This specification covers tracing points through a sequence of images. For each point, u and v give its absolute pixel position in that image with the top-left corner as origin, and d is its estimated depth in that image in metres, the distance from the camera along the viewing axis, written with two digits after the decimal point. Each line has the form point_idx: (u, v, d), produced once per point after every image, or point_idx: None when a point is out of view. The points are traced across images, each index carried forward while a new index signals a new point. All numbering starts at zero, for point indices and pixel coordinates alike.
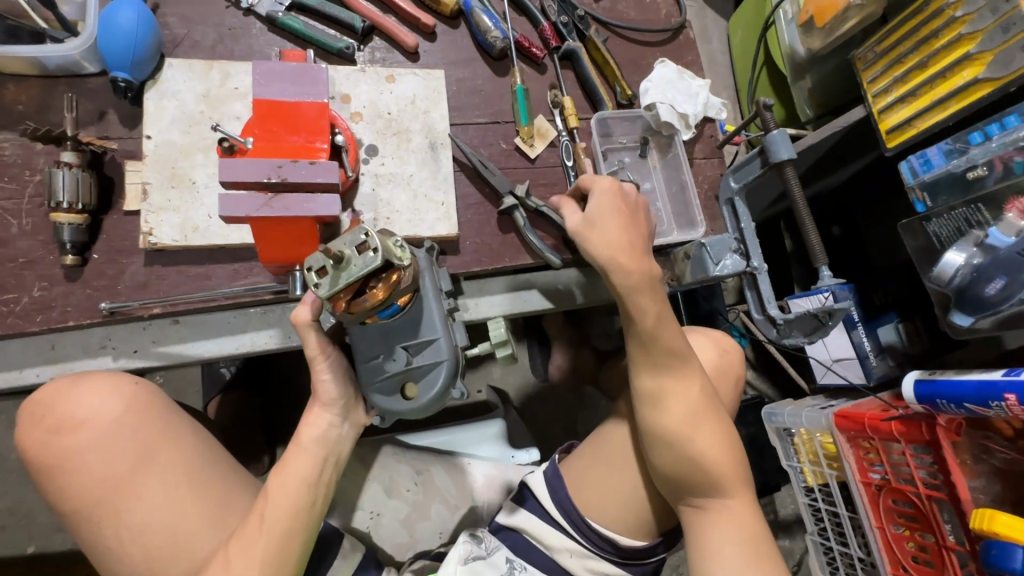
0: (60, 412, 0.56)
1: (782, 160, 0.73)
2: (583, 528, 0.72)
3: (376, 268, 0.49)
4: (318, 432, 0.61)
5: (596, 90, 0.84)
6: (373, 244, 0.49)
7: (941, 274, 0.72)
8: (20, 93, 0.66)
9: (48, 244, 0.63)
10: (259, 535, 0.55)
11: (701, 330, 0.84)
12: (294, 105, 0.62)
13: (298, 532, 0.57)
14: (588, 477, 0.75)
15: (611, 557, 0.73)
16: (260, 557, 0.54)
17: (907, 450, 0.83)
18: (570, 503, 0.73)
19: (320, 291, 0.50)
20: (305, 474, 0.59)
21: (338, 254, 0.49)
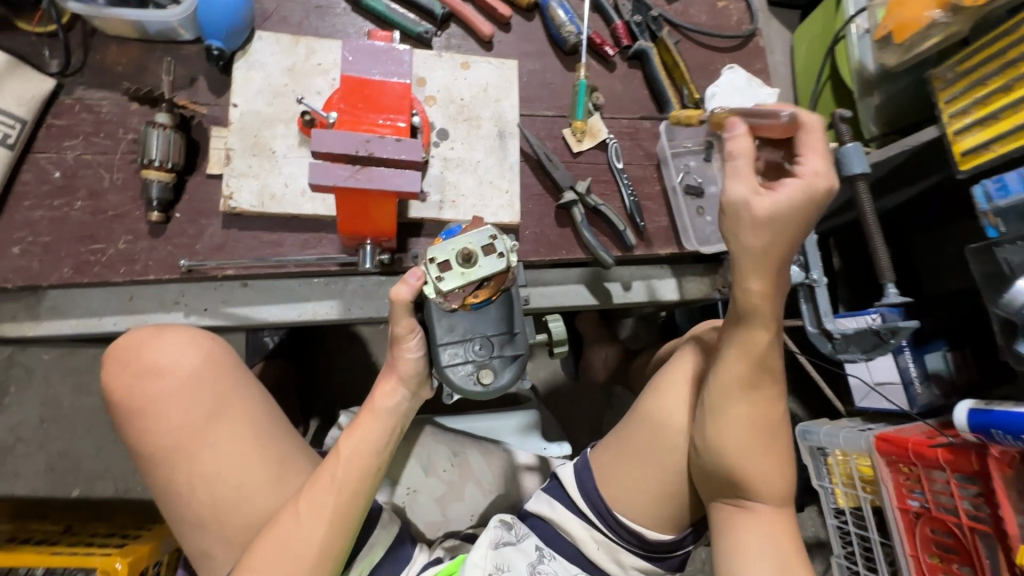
0: (144, 359, 0.58)
1: (855, 174, 0.72)
2: (609, 520, 0.73)
3: (499, 270, 0.57)
4: (384, 406, 0.63)
5: (664, 91, 0.84)
6: (500, 250, 0.56)
7: (1012, 302, 0.69)
8: (120, 55, 0.69)
9: (136, 200, 0.66)
10: (324, 496, 0.57)
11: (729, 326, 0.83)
12: (379, 84, 0.64)
13: (358, 499, 0.59)
14: (618, 471, 0.73)
15: (634, 548, 0.73)
16: (325, 519, 0.56)
17: (951, 479, 0.82)
18: (596, 492, 0.74)
19: (443, 285, 0.56)
20: (370, 445, 0.61)
21: (468, 255, 0.56)
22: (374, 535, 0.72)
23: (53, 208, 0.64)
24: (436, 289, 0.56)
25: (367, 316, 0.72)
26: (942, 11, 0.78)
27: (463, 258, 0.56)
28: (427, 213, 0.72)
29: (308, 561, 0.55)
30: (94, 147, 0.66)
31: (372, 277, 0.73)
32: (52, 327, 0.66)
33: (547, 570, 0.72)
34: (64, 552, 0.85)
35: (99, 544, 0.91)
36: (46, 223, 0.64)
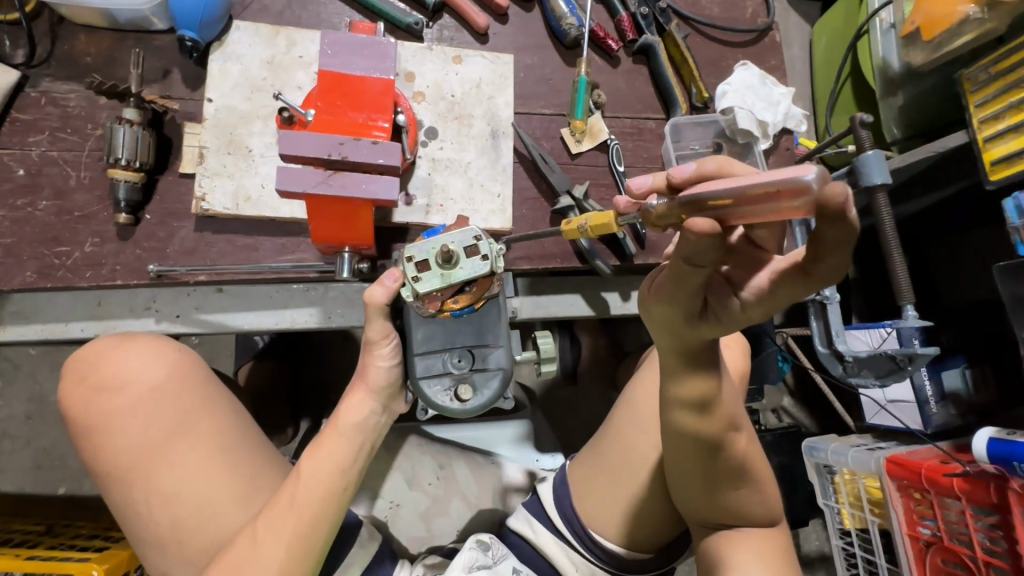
0: (103, 372, 0.55)
1: (875, 184, 0.66)
2: (585, 540, 0.69)
3: (481, 274, 0.52)
4: (348, 423, 0.58)
5: (670, 89, 0.79)
6: (484, 251, 0.52)
7: None
8: (89, 45, 0.65)
9: (104, 200, 0.62)
10: (284, 519, 0.53)
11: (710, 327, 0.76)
12: (359, 79, 0.59)
13: (324, 522, 0.55)
14: (596, 487, 0.70)
15: (609, 566, 0.70)
16: (283, 546, 0.52)
17: (966, 510, 0.77)
18: (573, 512, 0.70)
19: (421, 285, 0.52)
20: (334, 464, 0.56)
21: (449, 254, 0.51)
22: (351, 554, 0.69)
23: (15, 208, 0.61)
24: (413, 289, 0.52)
25: (348, 324, 0.69)
26: (976, 6, 0.72)
27: (443, 258, 0.52)
28: (412, 217, 0.68)
29: None
30: (60, 144, 0.63)
31: (354, 284, 0.70)
32: (15, 333, 0.62)
33: None
34: (41, 556, 0.84)
35: (78, 548, 0.89)
36: (8, 223, 0.60)
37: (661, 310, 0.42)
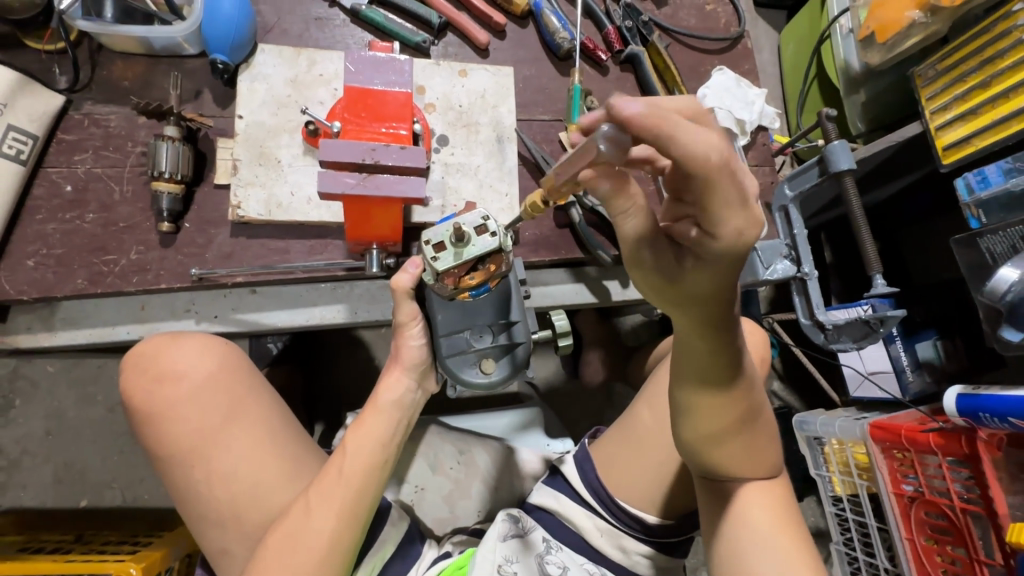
0: (161, 364, 0.60)
1: (842, 170, 0.74)
2: (611, 507, 0.75)
3: (491, 250, 0.56)
4: (387, 400, 0.66)
5: (656, 93, 0.87)
6: (493, 229, 0.56)
7: (995, 288, 0.69)
8: (126, 70, 0.70)
9: (146, 212, 0.68)
10: (334, 489, 0.59)
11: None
12: (381, 93, 0.66)
13: (367, 492, 0.61)
14: (618, 459, 0.77)
15: (636, 532, 0.75)
16: (334, 514, 0.59)
17: (943, 463, 0.85)
18: (599, 482, 0.76)
19: (438, 265, 0.56)
20: (376, 439, 0.64)
21: (460, 234, 0.55)
22: (384, 532, 0.74)
23: (65, 221, 0.66)
24: (431, 269, 0.56)
25: (374, 318, 0.74)
26: (920, 12, 0.81)
27: (456, 238, 0.55)
28: (429, 217, 0.74)
29: (320, 551, 0.57)
30: (104, 161, 0.68)
31: (378, 281, 0.75)
32: (66, 337, 0.67)
33: (553, 560, 0.73)
34: (76, 560, 0.87)
35: (110, 552, 0.92)
36: (59, 235, 0.65)
37: (689, 311, 0.42)
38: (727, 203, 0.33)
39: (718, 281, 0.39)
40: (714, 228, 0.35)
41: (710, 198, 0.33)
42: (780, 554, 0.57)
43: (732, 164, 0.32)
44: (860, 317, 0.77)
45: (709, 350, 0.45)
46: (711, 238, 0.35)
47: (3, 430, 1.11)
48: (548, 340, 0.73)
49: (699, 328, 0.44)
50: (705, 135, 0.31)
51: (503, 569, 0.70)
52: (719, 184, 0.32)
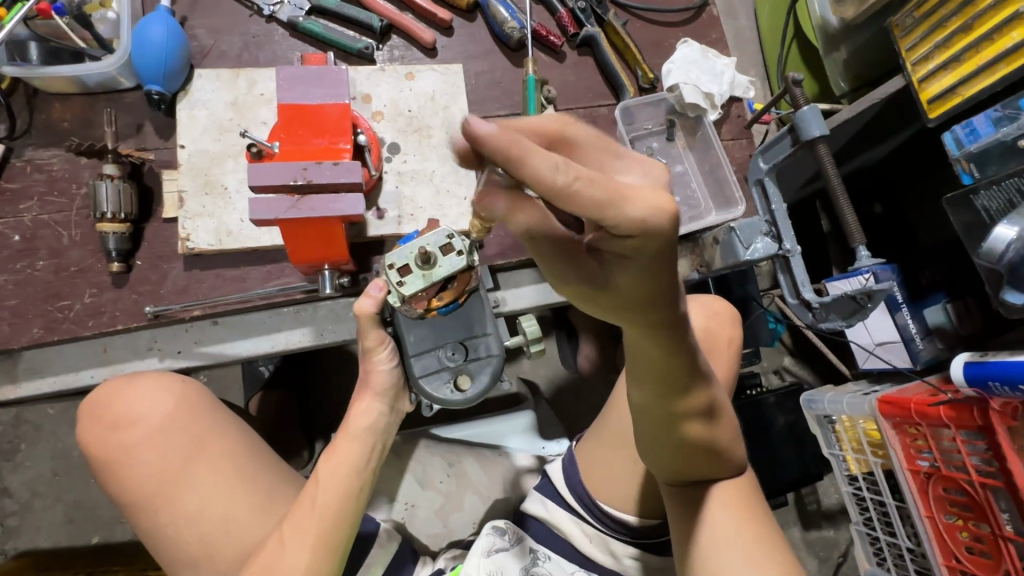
0: (116, 410, 0.60)
1: (815, 137, 0.69)
2: (595, 511, 0.74)
3: (460, 269, 0.57)
4: (359, 426, 0.64)
5: (616, 75, 0.83)
6: (459, 248, 0.57)
7: (992, 250, 0.64)
8: (65, 111, 0.69)
9: (97, 253, 0.67)
10: (306, 521, 0.58)
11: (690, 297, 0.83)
12: (317, 107, 0.64)
13: (343, 523, 0.59)
14: (600, 461, 0.75)
15: (624, 537, 0.73)
16: (309, 544, 0.57)
17: (957, 436, 0.80)
18: (582, 486, 0.75)
19: (405, 289, 0.56)
20: (350, 466, 0.62)
21: (427, 256, 0.56)
22: (372, 554, 0.74)
23: (16, 271, 0.65)
24: (399, 293, 0.56)
25: (341, 338, 0.72)
26: None
27: (422, 260, 0.56)
28: (386, 229, 0.72)
29: None
30: (50, 207, 0.67)
31: (340, 300, 0.73)
32: (31, 388, 0.66)
33: (540, 572, 0.73)
34: None
35: None
36: (11, 286, 0.65)
37: (625, 315, 0.40)
38: (613, 211, 0.31)
39: (643, 288, 0.37)
40: (618, 231, 0.32)
41: (586, 212, 0.31)
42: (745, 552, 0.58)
43: (586, 175, 0.30)
44: (847, 293, 0.72)
45: (656, 345, 0.44)
46: (628, 240, 0.33)
47: (11, 475, 1.13)
48: (518, 347, 0.73)
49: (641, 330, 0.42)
50: (549, 154, 0.30)
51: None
52: (583, 200, 0.30)
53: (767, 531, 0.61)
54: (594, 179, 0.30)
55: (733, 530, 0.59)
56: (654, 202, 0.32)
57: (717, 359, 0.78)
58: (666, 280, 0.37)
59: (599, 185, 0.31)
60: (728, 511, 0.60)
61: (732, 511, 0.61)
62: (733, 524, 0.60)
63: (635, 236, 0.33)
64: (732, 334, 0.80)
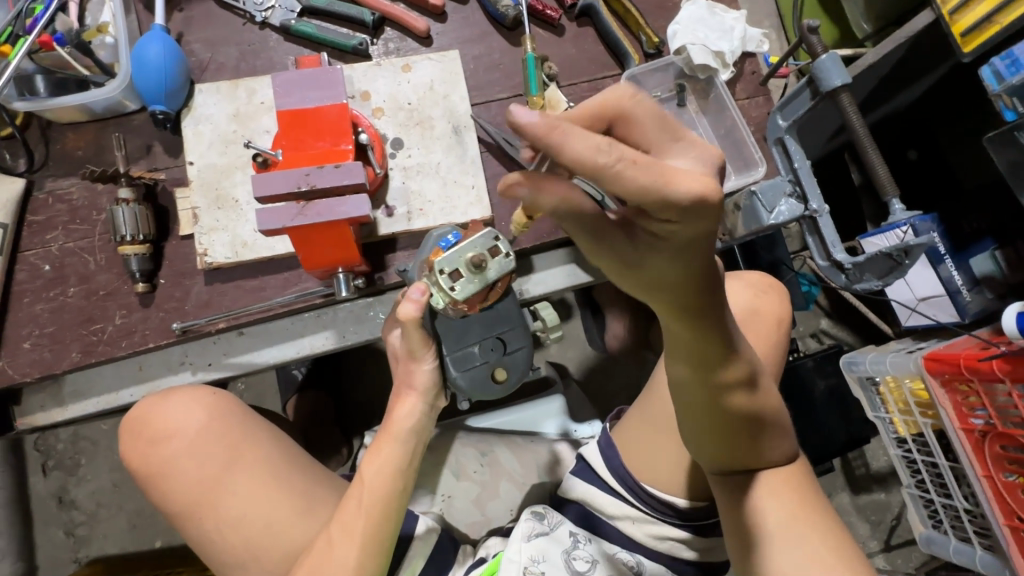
0: (154, 425, 0.62)
1: (836, 86, 0.65)
2: (641, 493, 0.73)
3: (508, 271, 0.57)
4: (402, 427, 0.64)
5: (619, 43, 0.80)
6: (505, 250, 0.56)
7: None
8: (77, 139, 0.71)
9: (122, 276, 0.68)
10: (355, 520, 0.60)
11: (734, 275, 0.80)
12: (315, 111, 0.63)
13: (387, 520, 0.62)
14: (644, 444, 0.75)
15: (671, 519, 0.73)
16: (357, 542, 0.60)
17: (1013, 390, 0.74)
18: (626, 470, 0.74)
19: (458, 294, 0.56)
20: (391, 466, 0.63)
21: (478, 261, 0.56)
22: (414, 547, 0.75)
23: (50, 299, 0.67)
24: (450, 298, 0.56)
25: (362, 339, 0.73)
26: None
27: (473, 265, 0.56)
28: (397, 226, 0.71)
29: None
30: (74, 234, 0.69)
31: (359, 301, 0.74)
32: (77, 409, 0.70)
33: (581, 555, 0.73)
34: None
35: None
36: (47, 314, 0.67)
37: (660, 295, 0.41)
38: (653, 193, 0.31)
39: (678, 268, 0.37)
40: (661, 214, 0.32)
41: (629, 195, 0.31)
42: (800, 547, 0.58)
43: (631, 155, 0.30)
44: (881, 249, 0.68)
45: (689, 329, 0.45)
46: (666, 223, 0.33)
47: (76, 488, 1.19)
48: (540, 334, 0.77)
49: (681, 312, 0.43)
50: (590, 135, 0.30)
51: (530, 570, 0.70)
52: (624, 178, 0.30)
53: (815, 521, 0.60)
54: (638, 160, 0.30)
55: (782, 516, 0.59)
56: (698, 186, 0.31)
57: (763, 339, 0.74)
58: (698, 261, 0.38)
59: (643, 165, 0.30)
60: (776, 499, 0.60)
61: (782, 499, 0.60)
62: (775, 510, 0.60)
63: (673, 224, 0.33)
64: (779, 316, 0.77)
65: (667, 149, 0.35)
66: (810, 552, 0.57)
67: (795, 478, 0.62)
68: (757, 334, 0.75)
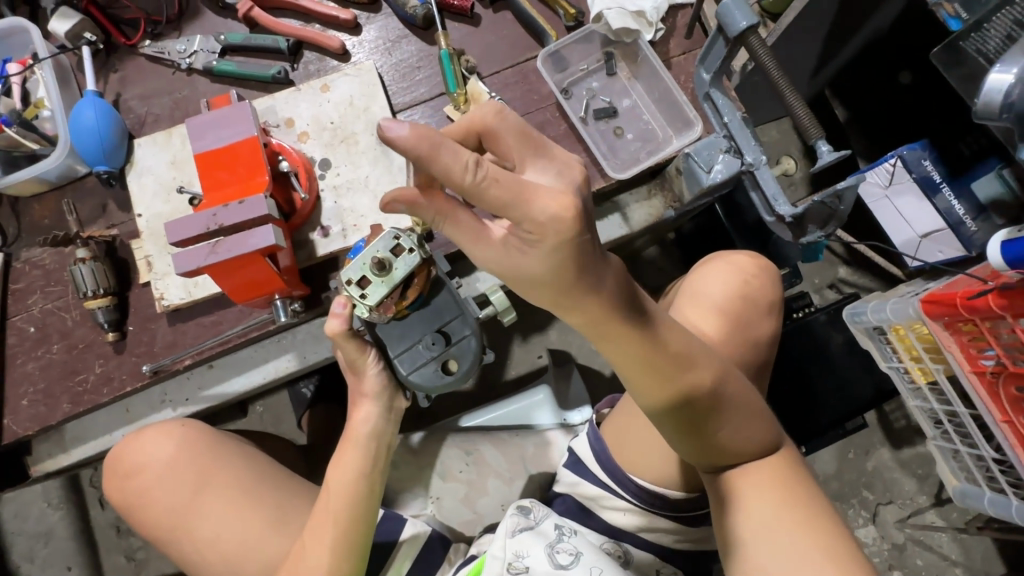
0: (132, 461, 0.68)
1: (744, 30, 0.60)
2: (627, 484, 0.70)
3: (416, 265, 0.59)
4: (360, 433, 0.67)
5: (535, 23, 0.77)
6: (409, 245, 0.58)
7: (988, 105, 0.62)
8: (43, 209, 0.77)
9: (96, 328, 0.74)
10: (323, 529, 0.62)
11: (718, 259, 0.74)
12: (227, 148, 0.65)
13: (356, 524, 0.63)
14: (630, 434, 0.71)
15: (663, 511, 0.69)
16: (328, 547, 0.62)
17: (1016, 326, 0.67)
18: (612, 462, 0.71)
19: (370, 299, 0.58)
20: (352, 473, 0.65)
21: (381, 263, 0.58)
22: (401, 549, 0.78)
23: (39, 357, 0.74)
24: (366, 306, 0.58)
25: (322, 358, 0.76)
26: None
27: (377, 268, 0.58)
28: (334, 245, 0.73)
29: None
30: (51, 296, 0.75)
31: (315, 322, 0.76)
32: (80, 452, 0.77)
33: (565, 547, 0.68)
34: None
35: None
36: (38, 371, 0.74)
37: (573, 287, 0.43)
38: (517, 206, 0.37)
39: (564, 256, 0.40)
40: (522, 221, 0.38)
41: (492, 207, 0.37)
42: (789, 544, 0.52)
43: (493, 174, 0.36)
44: (815, 198, 0.65)
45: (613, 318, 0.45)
46: (529, 236, 0.39)
47: None
48: (491, 318, 0.72)
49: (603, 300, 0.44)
50: (460, 154, 0.36)
51: (513, 566, 0.68)
52: (488, 194, 0.37)
53: (816, 515, 0.54)
54: (498, 178, 0.36)
55: (770, 518, 0.54)
56: (554, 203, 0.38)
57: (751, 326, 0.70)
58: (578, 262, 0.41)
59: (504, 183, 0.37)
60: (764, 495, 0.55)
61: (768, 498, 0.55)
62: (764, 504, 0.54)
63: (536, 236, 0.39)
64: (768, 300, 0.72)
65: (528, 163, 0.40)
66: (803, 548, 0.51)
67: (783, 474, 0.56)
68: (749, 320, 0.70)
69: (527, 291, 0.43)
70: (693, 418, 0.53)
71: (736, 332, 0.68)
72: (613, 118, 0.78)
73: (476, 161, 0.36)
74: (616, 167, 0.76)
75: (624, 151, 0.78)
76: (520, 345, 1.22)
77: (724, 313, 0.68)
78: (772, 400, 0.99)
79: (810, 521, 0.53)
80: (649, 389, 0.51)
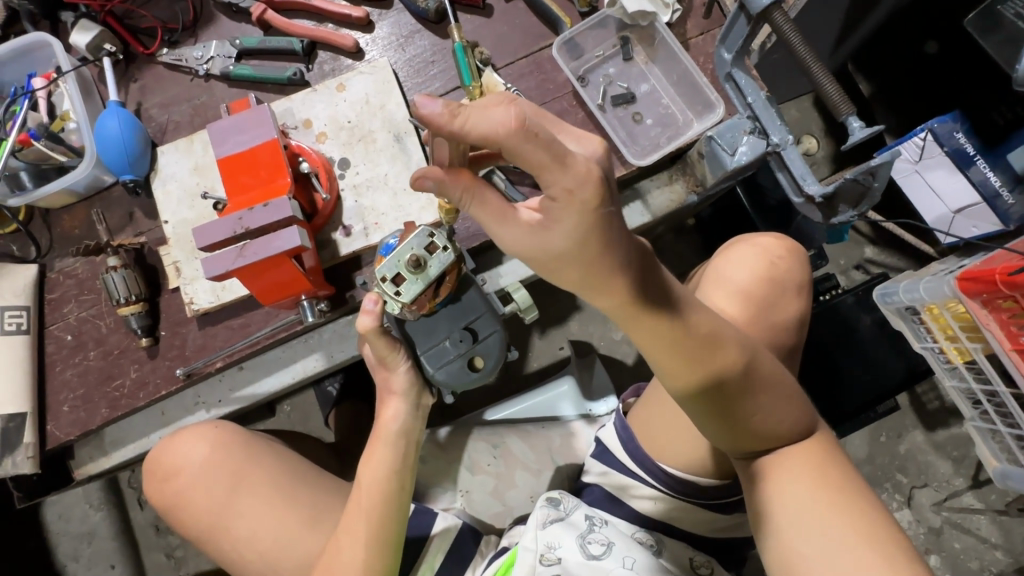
0: (167, 463, 0.69)
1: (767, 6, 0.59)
2: (657, 473, 0.70)
3: (450, 263, 0.59)
4: (388, 430, 0.67)
5: (548, 10, 0.76)
6: (442, 244, 0.58)
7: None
8: (72, 220, 0.79)
9: (129, 335, 0.76)
10: (356, 525, 0.63)
11: (743, 240, 0.73)
12: (247, 152, 0.66)
13: (387, 521, 0.64)
14: (657, 422, 0.70)
15: (694, 498, 0.69)
16: (361, 543, 0.63)
17: None
18: (641, 451, 0.71)
19: (405, 296, 0.58)
20: (381, 469, 0.65)
21: (416, 260, 0.57)
22: (434, 542, 0.79)
23: (76, 364, 0.76)
24: (399, 302, 0.58)
25: (348, 356, 0.76)
26: None
27: (413, 266, 0.58)
28: (355, 245, 0.73)
29: None
30: (85, 304, 0.77)
31: (340, 321, 0.77)
32: (119, 455, 0.79)
33: (597, 538, 0.69)
34: None
35: None
36: (76, 377, 0.76)
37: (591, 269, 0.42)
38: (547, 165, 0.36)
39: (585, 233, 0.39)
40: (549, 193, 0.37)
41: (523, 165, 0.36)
42: (825, 533, 0.51)
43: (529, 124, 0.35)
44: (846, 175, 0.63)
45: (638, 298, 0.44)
46: (554, 202, 0.38)
47: None
48: (513, 316, 0.73)
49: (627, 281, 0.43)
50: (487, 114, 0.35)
51: (546, 557, 0.68)
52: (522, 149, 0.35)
53: (854, 501, 0.52)
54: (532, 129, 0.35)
55: (806, 502, 0.53)
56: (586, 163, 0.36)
57: (779, 309, 0.68)
58: (605, 233, 0.39)
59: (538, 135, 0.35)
60: (798, 482, 0.54)
61: (803, 483, 0.54)
62: (797, 492, 0.53)
63: (561, 199, 0.37)
64: (796, 281, 0.70)
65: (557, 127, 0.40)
66: (840, 535, 0.50)
67: (816, 458, 0.55)
68: (777, 302, 0.68)
69: (552, 267, 0.42)
70: (724, 401, 0.52)
71: (763, 314, 0.67)
72: (632, 103, 0.76)
73: (514, 116, 0.34)
74: (635, 153, 0.75)
75: (643, 137, 0.77)
76: (541, 337, 1.22)
77: (751, 297, 0.67)
78: (801, 385, 0.97)
79: (848, 508, 0.52)
80: (679, 372, 0.50)
